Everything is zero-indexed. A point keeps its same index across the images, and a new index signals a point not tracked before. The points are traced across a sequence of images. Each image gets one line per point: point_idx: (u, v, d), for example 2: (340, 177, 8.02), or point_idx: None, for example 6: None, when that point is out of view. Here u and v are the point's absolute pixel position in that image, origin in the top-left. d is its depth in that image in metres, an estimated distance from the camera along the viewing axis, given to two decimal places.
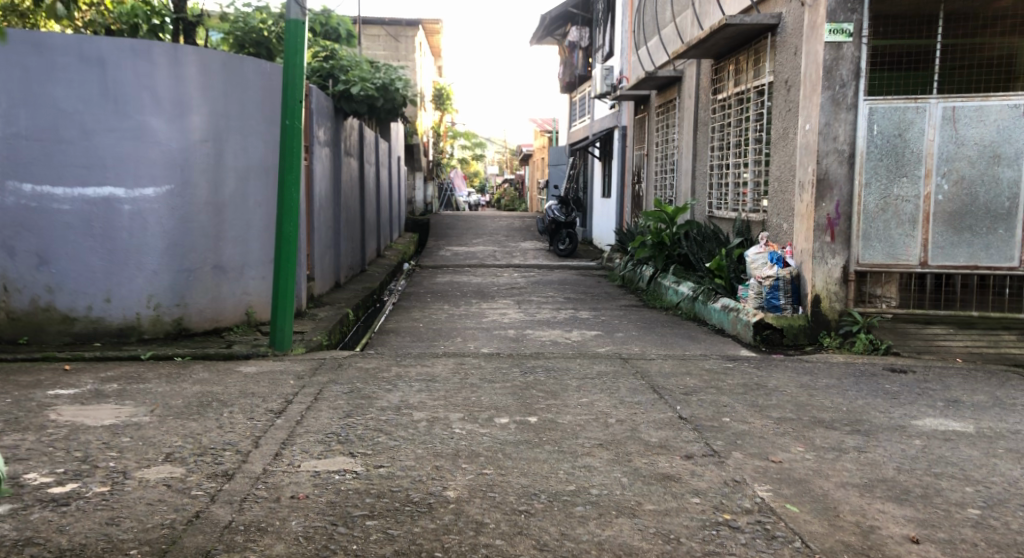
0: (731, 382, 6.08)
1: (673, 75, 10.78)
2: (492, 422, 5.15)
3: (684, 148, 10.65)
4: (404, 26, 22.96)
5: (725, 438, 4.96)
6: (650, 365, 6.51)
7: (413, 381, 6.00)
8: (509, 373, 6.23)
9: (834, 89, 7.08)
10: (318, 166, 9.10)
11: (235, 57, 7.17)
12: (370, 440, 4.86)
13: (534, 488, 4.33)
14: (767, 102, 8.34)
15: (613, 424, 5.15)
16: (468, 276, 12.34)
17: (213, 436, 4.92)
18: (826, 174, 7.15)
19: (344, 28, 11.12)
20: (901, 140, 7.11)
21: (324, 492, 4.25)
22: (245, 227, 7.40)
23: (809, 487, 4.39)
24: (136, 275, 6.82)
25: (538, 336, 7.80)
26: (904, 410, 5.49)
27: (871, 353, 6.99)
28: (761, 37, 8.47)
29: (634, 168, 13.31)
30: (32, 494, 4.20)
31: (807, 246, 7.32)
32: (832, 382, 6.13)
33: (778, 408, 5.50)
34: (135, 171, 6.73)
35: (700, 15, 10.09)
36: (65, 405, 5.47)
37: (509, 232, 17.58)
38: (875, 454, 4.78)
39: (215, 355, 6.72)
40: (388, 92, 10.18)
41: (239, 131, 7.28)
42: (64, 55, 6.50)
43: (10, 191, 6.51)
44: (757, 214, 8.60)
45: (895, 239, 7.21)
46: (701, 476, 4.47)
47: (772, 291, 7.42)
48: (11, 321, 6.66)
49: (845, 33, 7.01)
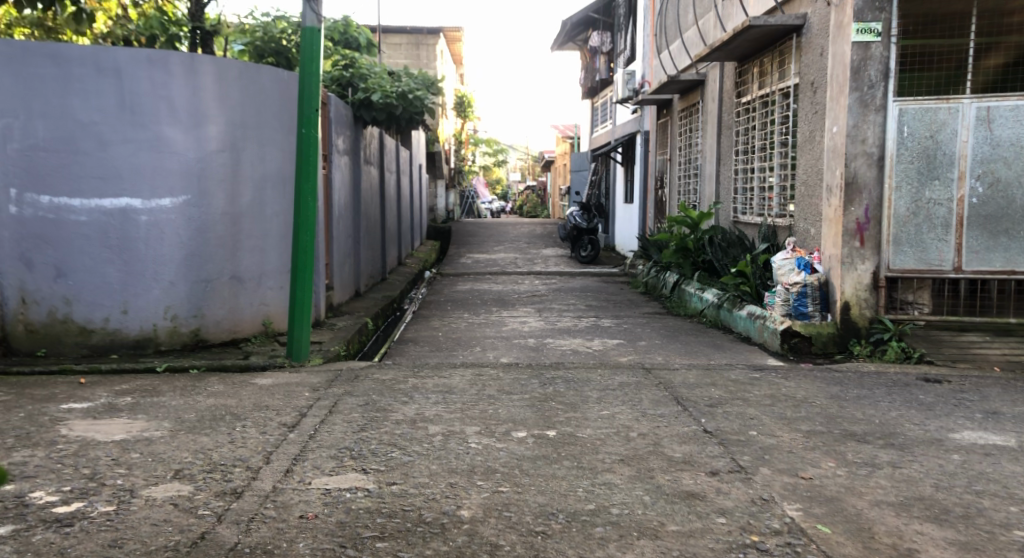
0: (757, 393, 5.87)
1: (696, 79, 10.61)
2: (509, 436, 4.99)
3: (707, 153, 10.45)
4: (426, 34, 22.89)
5: (753, 453, 4.77)
6: (673, 376, 6.31)
7: (430, 393, 5.86)
8: (528, 385, 6.06)
9: (863, 90, 6.88)
10: (337, 175, 9.01)
11: (252, 66, 7.08)
12: (384, 455, 4.72)
13: (552, 507, 4.16)
14: (793, 104, 8.14)
15: (635, 438, 4.97)
16: (489, 284, 12.18)
17: (224, 452, 4.80)
18: (854, 177, 6.96)
19: (364, 37, 11.29)
20: (933, 142, 6.89)
21: (334, 511, 4.11)
22: (262, 237, 7.30)
23: (842, 506, 4.19)
24: (153, 286, 6.72)
25: (558, 345, 7.63)
26: (940, 423, 5.28)
27: (903, 362, 6.82)
28: (786, 38, 8.27)
29: (656, 173, 13.11)
30: (35, 515, 4.10)
31: (836, 251, 7.11)
32: (863, 393, 5.91)
33: (808, 420, 5.30)
34: (151, 182, 6.64)
35: (724, 18, 9.90)
36: (78, 419, 5.37)
37: (530, 239, 17.41)
38: (911, 470, 4.57)
39: (230, 367, 6.61)
40: (407, 101, 10.01)
41: (256, 140, 7.18)
42: (81, 66, 6.43)
43: (29, 203, 6.44)
44: (784, 219, 8.36)
45: (927, 245, 6.97)
46: (727, 495, 4.28)
47: (799, 298, 7.21)
48: (28, 334, 6.58)
49: (873, 33, 6.83)
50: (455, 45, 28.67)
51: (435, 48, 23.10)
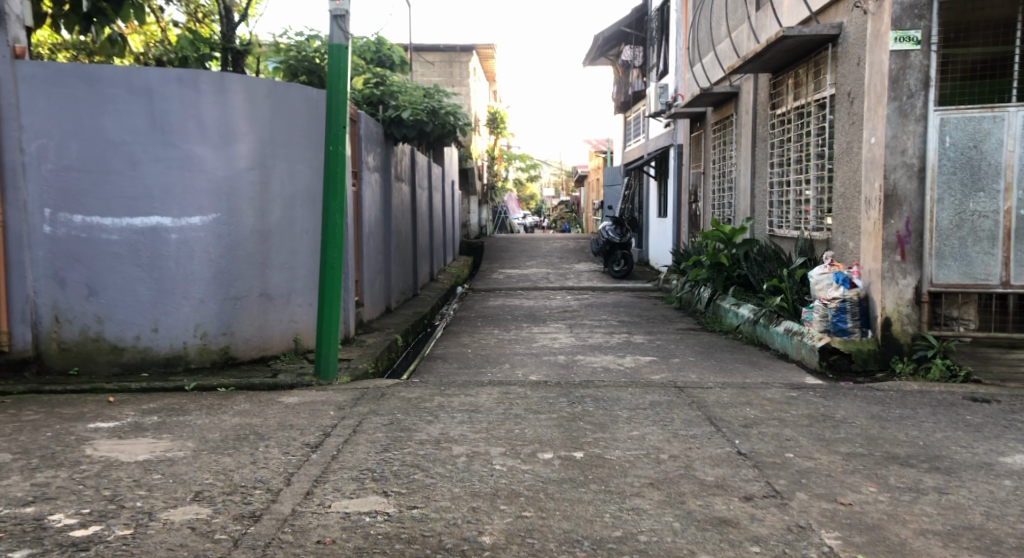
0: (795, 413, 5.67)
1: (729, 91, 10.42)
2: (535, 458, 4.84)
3: (742, 165, 10.23)
4: (460, 51, 22.94)
5: (789, 476, 4.57)
6: (706, 395, 6.12)
7: (456, 412, 5.73)
8: (556, 404, 5.90)
9: (901, 99, 6.67)
10: (367, 192, 8.96)
11: (281, 84, 7.04)
12: (406, 478, 4.59)
13: (577, 534, 4.01)
14: (829, 115, 7.95)
15: (665, 460, 4.79)
16: (521, 300, 12.03)
17: (245, 473, 4.70)
18: (894, 189, 6.73)
19: (398, 55, 11.33)
20: (977, 152, 6.65)
21: (352, 536, 4.02)
22: (292, 254, 7.23)
23: (883, 535, 3.99)
24: (182, 304, 6.67)
25: (589, 362, 7.47)
26: (989, 445, 5.04)
27: (948, 381, 6.57)
28: (822, 48, 8.06)
29: (690, 188, 12.93)
30: (52, 538, 4.04)
31: (876, 265, 6.88)
32: (905, 413, 5.68)
33: (848, 442, 5.09)
34: (182, 200, 6.60)
35: (757, 29, 9.72)
36: (103, 439, 5.30)
37: (562, 254, 17.26)
38: (958, 496, 4.34)
39: (258, 385, 6.52)
40: (439, 117, 9.75)
41: (285, 158, 7.12)
42: (113, 87, 6.43)
43: (62, 222, 6.43)
44: (821, 232, 8.13)
45: (972, 258, 6.72)
46: (762, 522, 4.10)
47: (839, 313, 6.99)
48: (61, 353, 6.54)
49: (912, 41, 6.62)
50: (488, 62, 28.71)
51: (469, 65, 23.09)
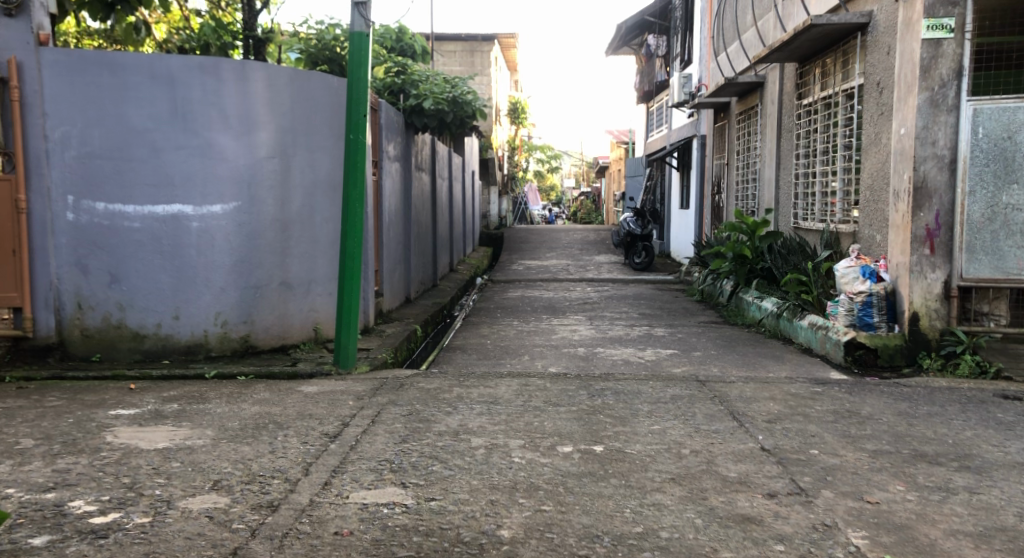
0: (819, 408, 5.58)
1: (755, 81, 10.28)
2: (554, 451, 4.79)
3: (767, 156, 10.10)
4: (482, 41, 22.81)
5: (813, 473, 4.49)
6: (729, 389, 6.04)
7: (474, 404, 5.67)
8: (576, 396, 5.84)
9: (933, 90, 6.52)
10: (388, 182, 8.94)
11: (303, 73, 7.00)
12: (424, 469, 4.55)
13: (597, 529, 3.96)
14: (857, 105, 7.82)
15: (687, 455, 4.73)
16: (540, 291, 11.96)
17: (264, 463, 4.68)
18: (924, 181, 6.59)
19: (419, 45, 11.14)
20: (1011, 144, 6.53)
21: (370, 528, 3.98)
22: (312, 243, 7.19)
23: (912, 535, 3.91)
24: (204, 292, 6.66)
25: (608, 355, 7.40)
26: (1020, 444, 4.94)
27: (978, 377, 6.46)
28: (850, 37, 7.93)
29: (713, 178, 12.80)
30: (72, 525, 4.04)
31: (904, 259, 6.74)
32: (934, 410, 5.57)
33: (874, 439, 5.00)
34: (203, 188, 6.58)
35: (784, 18, 9.61)
36: (124, 426, 5.30)
37: (584, 245, 17.17)
38: (990, 496, 4.25)
39: (278, 374, 6.50)
40: (459, 107, 9.77)
41: (306, 147, 7.08)
42: (136, 75, 6.41)
43: (86, 210, 6.42)
44: (847, 225, 8.00)
45: (1004, 253, 6.62)
46: (786, 519, 4.03)
47: (864, 308, 6.87)
48: (83, 340, 6.54)
49: (945, 29, 6.47)
50: (510, 52, 28.55)
51: (490, 55, 22.97)
